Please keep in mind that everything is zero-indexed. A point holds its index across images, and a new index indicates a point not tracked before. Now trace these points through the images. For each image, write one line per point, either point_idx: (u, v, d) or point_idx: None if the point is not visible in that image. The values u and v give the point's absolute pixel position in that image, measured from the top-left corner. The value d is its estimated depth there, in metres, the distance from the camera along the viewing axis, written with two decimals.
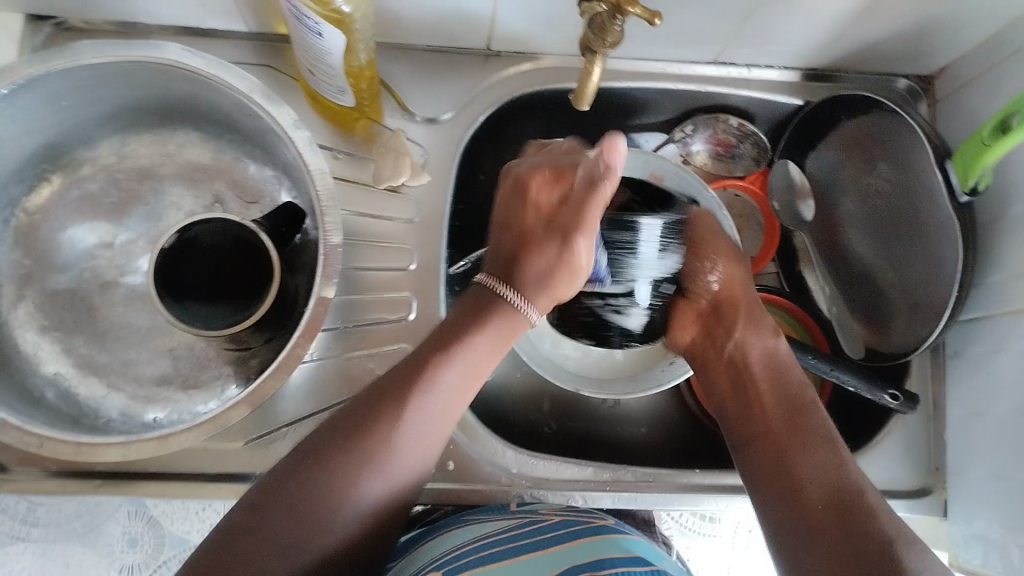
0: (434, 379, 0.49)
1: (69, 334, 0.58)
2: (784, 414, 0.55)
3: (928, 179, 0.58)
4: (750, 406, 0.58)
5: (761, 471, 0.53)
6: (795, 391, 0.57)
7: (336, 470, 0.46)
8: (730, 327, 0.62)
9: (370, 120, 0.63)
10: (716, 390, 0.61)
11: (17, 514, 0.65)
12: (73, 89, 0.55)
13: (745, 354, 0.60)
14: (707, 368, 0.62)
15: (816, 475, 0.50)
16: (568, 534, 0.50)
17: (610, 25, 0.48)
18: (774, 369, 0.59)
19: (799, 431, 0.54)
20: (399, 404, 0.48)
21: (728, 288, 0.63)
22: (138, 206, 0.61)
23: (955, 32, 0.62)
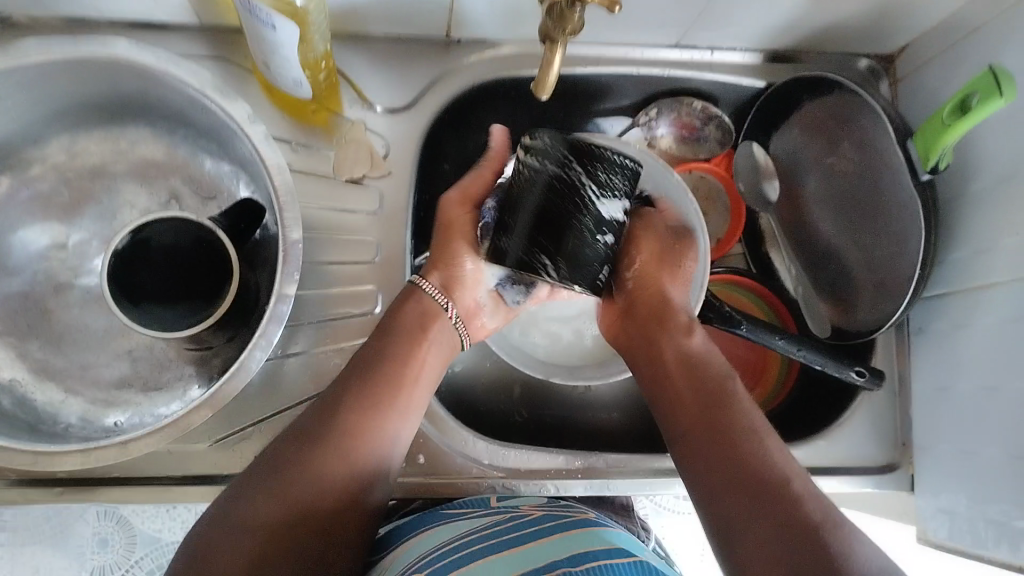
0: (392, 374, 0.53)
1: (24, 339, 0.56)
2: (713, 406, 0.52)
3: (891, 159, 0.59)
4: (687, 398, 0.54)
5: (703, 465, 0.50)
6: (726, 386, 0.54)
7: (320, 459, 0.48)
8: (671, 329, 0.59)
9: (329, 112, 0.62)
10: (660, 384, 0.57)
11: None
12: (18, 88, 0.53)
13: (682, 354, 0.57)
14: (652, 362, 0.58)
15: (757, 459, 0.48)
16: (548, 530, 0.50)
17: (568, 13, 0.47)
18: (705, 372, 0.55)
19: (725, 413, 0.51)
20: (385, 405, 0.52)
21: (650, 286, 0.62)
22: (90, 206, 0.60)
23: (913, 10, 0.62)
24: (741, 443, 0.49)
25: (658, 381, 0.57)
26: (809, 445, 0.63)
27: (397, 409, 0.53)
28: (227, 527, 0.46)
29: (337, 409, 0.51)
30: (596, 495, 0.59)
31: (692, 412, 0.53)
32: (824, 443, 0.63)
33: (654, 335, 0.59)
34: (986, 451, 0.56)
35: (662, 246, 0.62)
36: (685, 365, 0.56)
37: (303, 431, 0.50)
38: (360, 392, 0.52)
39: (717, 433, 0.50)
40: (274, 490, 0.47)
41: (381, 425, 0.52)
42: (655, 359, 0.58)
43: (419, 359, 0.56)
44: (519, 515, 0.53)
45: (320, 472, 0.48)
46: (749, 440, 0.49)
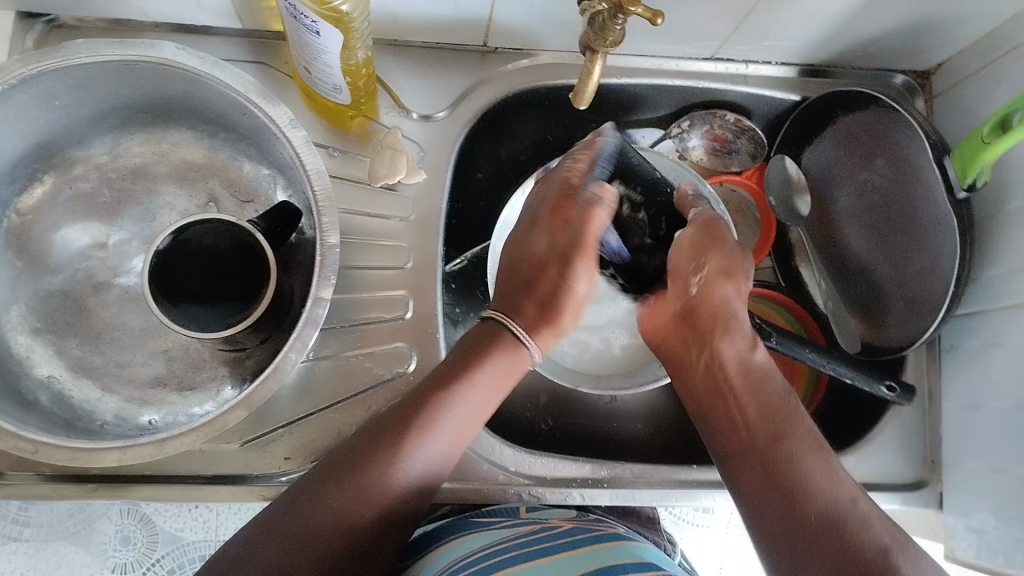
0: (431, 414, 0.49)
1: (62, 336, 0.57)
2: (766, 424, 0.49)
3: (926, 176, 0.58)
4: (730, 415, 0.51)
5: (755, 493, 0.48)
6: (773, 395, 0.51)
7: (367, 477, 0.47)
8: (710, 341, 0.53)
9: (365, 119, 0.63)
10: (692, 396, 0.55)
11: (10, 513, 0.65)
12: (65, 89, 0.55)
13: (723, 366, 0.53)
14: (684, 376, 0.55)
15: (812, 484, 0.46)
16: (581, 541, 0.50)
17: (611, 24, 0.48)
18: (753, 377, 0.52)
19: (773, 442, 0.48)
20: (440, 412, 0.50)
21: (709, 295, 0.54)
22: (131, 207, 0.61)
23: (951, 27, 0.62)
24: (785, 464, 0.47)
25: (696, 397, 0.54)
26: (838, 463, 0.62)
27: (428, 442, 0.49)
28: (280, 551, 0.44)
29: (375, 448, 0.47)
30: (621, 505, 0.58)
31: (738, 433, 0.50)
32: (852, 460, 0.63)
33: (689, 350, 0.55)
34: (1019, 472, 0.55)
35: (716, 271, 0.54)
36: (717, 380, 0.53)
37: (346, 455, 0.48)
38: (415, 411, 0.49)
39: (763, 458, 0.48)
40: (331, 508, 0.46)
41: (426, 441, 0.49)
42: (684, 374, 0.55)
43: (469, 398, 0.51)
44: (547, 527, 0.53)
45: (364, 488, 0.46)
46: (798, 455, 0.47)
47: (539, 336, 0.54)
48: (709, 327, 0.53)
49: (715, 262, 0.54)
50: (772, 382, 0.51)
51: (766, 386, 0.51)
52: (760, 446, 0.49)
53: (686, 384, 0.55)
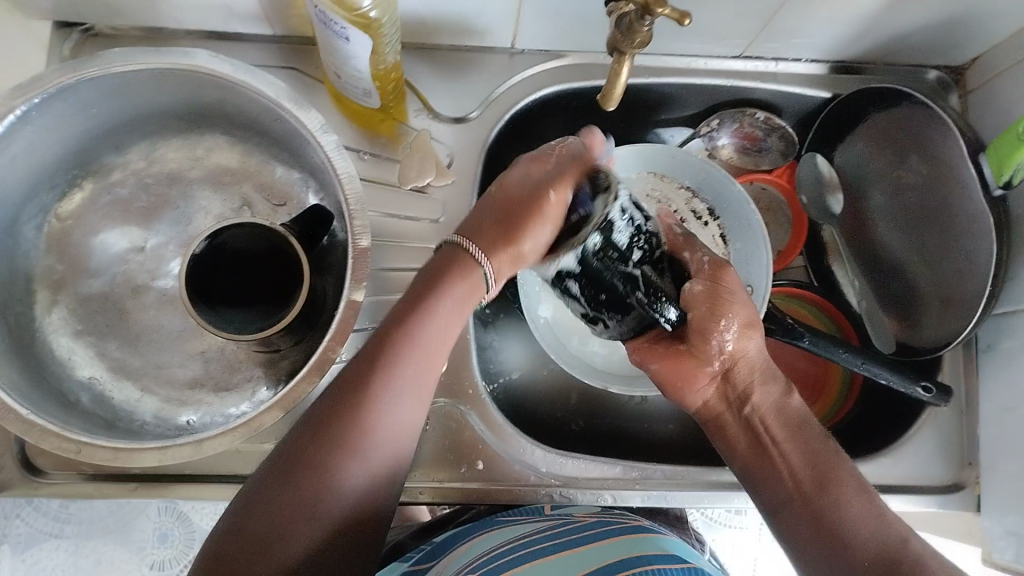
0: (374, 392, 0.48)
1: (102, 338, 0.58)
2: (810, 469, 0.50)
3: (961, 174, 0.57)
4: (772, 466, 0.51)
5: (805, 540, 0.48)
6: (814, 440, 0.51)
7: (331, 452, 0.46)
8: (747, 394, 0.54)
9: (395, 121, 0.63)
10: (732, 453, 0.54)
11: (50, 511, 0.65)
12: (102, 97, 0.56)
13: (762, 417, 0.53)
14: (724, 435, 0.55)
15: (861, 528, 0.47)
16: (607, 532, 0.50)
17: (638, 26, 0.47)
18: (792, 423, 0.52)
19: (827, 487, 0.49)
20: (376, 387, 0.48)
21: (742, 346, 0.54)
22: (166, 211, 0.62)
23: (986, 22, 0.61)
24: (835, 510, 0.48)
25: (736, 455, 0.54)
26: (871, 463, 0.62)
27: (374, 419, 0.47)
28: (254, 531, 0.44)
29: (324, 431, 0.46)
30: (652, 505, 0.58)
31: (785, 483, 0.50)
32: (887, 460, 0.62)
33: (728, 405, 0.55)
34: None
35: (745, 319, 0.54)
36: (757, 431, 0.53)
37: (306, 435, 0.46)
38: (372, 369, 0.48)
39: (810, 506, 0.49)
40: (303, 488, 0.45)
41: (383, 392, 0.48)
42: (722, 433, 0.55)
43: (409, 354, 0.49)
44: (567, 522, 0.53)
45: (325, 461, 0.46)
46: (846, 500, 0.48)
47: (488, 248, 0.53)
48: (746, 379, 0.54)
49: (740, 314, 0.54)
50: (808, 427, 0.52)
51: (805, 431, 0.52)
52: (807, 494, 0.49)
53: (725, 442, 0.54)
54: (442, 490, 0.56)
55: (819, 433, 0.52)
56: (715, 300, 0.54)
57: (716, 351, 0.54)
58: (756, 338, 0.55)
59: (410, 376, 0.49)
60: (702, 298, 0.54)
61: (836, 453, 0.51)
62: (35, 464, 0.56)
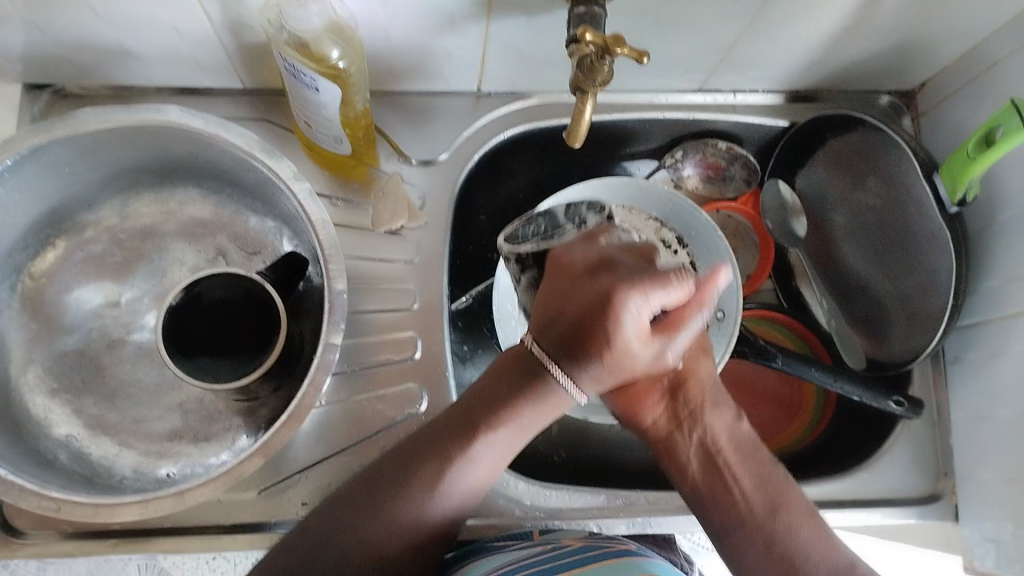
0: (461, 446, 0.49)
1: (79, 397, 0.58)
2: (764, 495, 0.52)
3: (916, 193, 0.60)
4: (727, 489, 0.53)
5: (755, 563, 0.50)
6: (765, 466, 0.53)
7: (397, 490, 0.48)
8: (700, 412, 0.55)
9: (365, 167, 0.64)
10: (684, 476, 0.55)
11: (24, 574, 0.60)
12: (74, 155, 0.56)
13: (716, 441, 0.55)
14: (674, 457, 0.55)
15: (809, 553, 0.49)
16: (589, 559, 0.49)
17: (599, 65, 0.49)
18: (744, 448, 0.54)
19: (781, 512, 0.51)
20: (462, 443, 0.49)
21: (694, 368, 0.57)
22: (141, 264, 0.63)
23: (932, 47, 0.64)
24: (786, 534, 0.50)
25: (689, 478, 0.54)
26: (852, 478, 0.62)
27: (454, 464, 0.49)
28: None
29: (399, 466, 0.49)
30: (638, 533, 0.59)
31: (739, 506, 0.52)
32: (865, 475, 0.62)
33: (677, 426, 0.56)
34: None
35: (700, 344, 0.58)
36: (710, 455, 0.54)
37: (360, 480, 0.49)
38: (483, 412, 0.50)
39: (764, 531, 0.50)
40: (349, 546, 0.47)
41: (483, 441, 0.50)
42: (672, 456, 0.56)
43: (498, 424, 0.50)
44: (559, 546, 0.52)
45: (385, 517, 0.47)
46: (797, 524, 0.50)
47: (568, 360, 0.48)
48: (697, 398, 0.56)
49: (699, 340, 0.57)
50: (763, 454, 0.54)
51: (759, 458, 0.54)
52: (762, 517, 0.51)
53: (676, 465, 0.55)
54: None
55: (773, 462, 0.54)
56: None
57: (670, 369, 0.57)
58: (708, 360, 0.58)
59: (498, 440, 0.50)
60: None
61: (794, 486, 0.53)
62: (13, 525, 0.55)
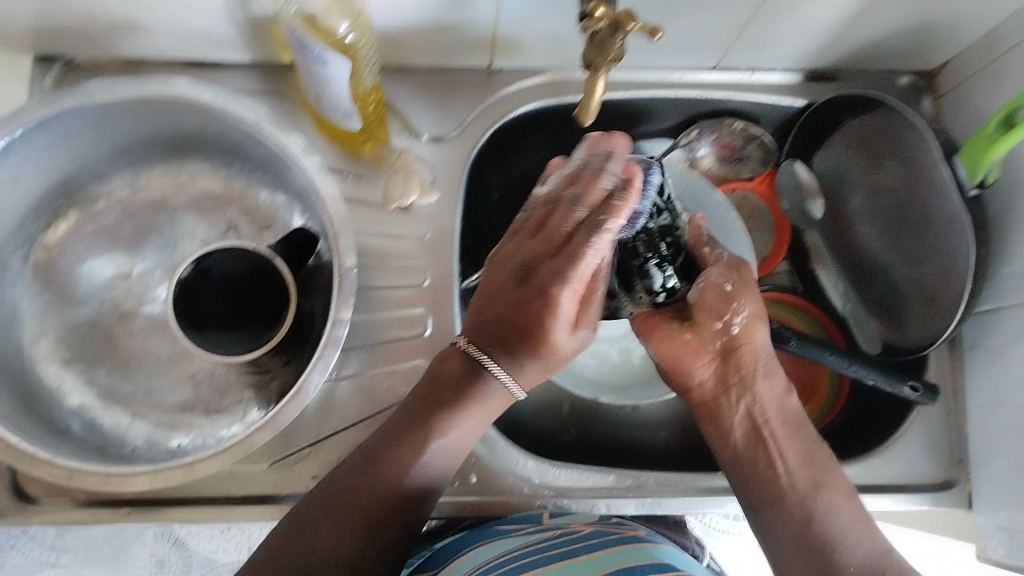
0: (409, 459, 0.50)
1: (93, 363, 0.58)
2: (806, 473, 0.50)
3: (935, 175, 0.59)
4: (769, 462, 0.51)
5: (787, 541, 0.49)
6: (811, 443, 0.52)
7: (383, 481, 0.49)
8: (751, 382, 0.53)
9: (378, 142, 0.63)
10: (726, 444, 0.54)
11: (45, 540, 0.65)
12: (86, 125, 0.56)
13: (763, 412, 0.53)
14: (717, 421, 0.54)
15: (847, 537, 0.47)
16: (603, 543, 0.50)
17: (611, 41, 0.48)
18: (790, 422, 0.53)
19: (820, 491, 0.49)
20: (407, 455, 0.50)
21: (750, 335, 0.53)
22: (153, 236, 0.62)
23: (955, 26, 0.62)
24: (825, 515, 0.48)
25: (732, 446, 0.53)
26: (864, 463, 0.62)
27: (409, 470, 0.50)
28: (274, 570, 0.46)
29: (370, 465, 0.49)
30: (647, 513, 0.59)
31: (779, 481, 0.51)
32: (878, 460, 0.62)
33: (725, 392, 0.54)
34: None
35: (758, 309, 0.54)
36: (755, 426, 0.53)
37: (365, 468, 0.49)
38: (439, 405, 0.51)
39: (801, 509, 0.49)
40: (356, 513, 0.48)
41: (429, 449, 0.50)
42: (716, 420, 0.54)
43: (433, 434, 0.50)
44: (566, 531, 0.53)
45: (376, 490, 0.49)
46: (836, 504, 0.49)
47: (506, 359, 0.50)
48: (749, 366, 0.53)
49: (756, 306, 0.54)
50: (807, 430, 0.53)
51: (803, 434, 0.52)
52: (800, 495, 0.50)
53: (717, 429, 0.54)
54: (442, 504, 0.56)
55: (816, 439, 0.53)
56: (745, 284, 0.54)
57: (723, 332, 0.53)
58: (765, 327, 0.54)
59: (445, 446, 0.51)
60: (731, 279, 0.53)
61: (835, 465, 0.51)
62: (27, 493, 0.56)
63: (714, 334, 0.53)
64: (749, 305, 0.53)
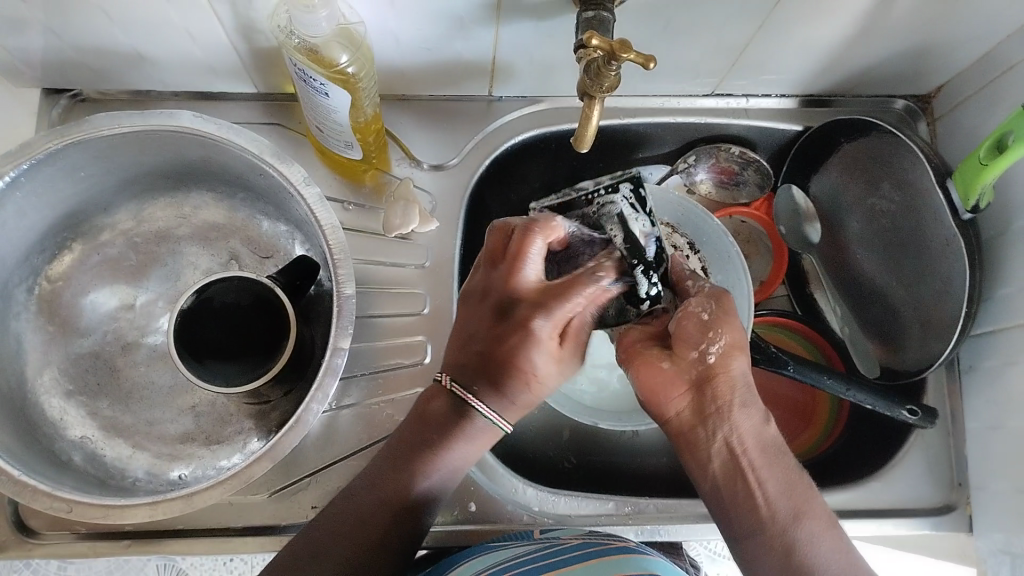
0: (398, 493, 0.49)
1: (95, 397, 0.59)
2: (786, 502, 0.49)
3: (931, 199, 0.59)
4: (749, 492, 0.49)
5: (769, 571, 0.47)
6: (792, 472, 0.50)
7: (378, 510, 0.48)
8: (727, 412, 0.50)
9: (377, 171, 0.65)
10: (705, 472, 0.52)
11: (47, 573, 0.63)
12: (88, 160, 0.57)
13: (741, 441, 0.50)
14: (695, 451, 0.52)
15: (826, 570, 0.46)
16: (589, 554, 0.48)
17: (606, 71, 0.48)
18: (769, 451, 0.50)
19: (800, 522, 0.48)
20: (392, 490, 0.49)
21: (726, 365, 0.51)
22: (155, 267, 0.63)
23: (948, 51, 0.63)
24: (806, 545, 0.47)
25: (710, 476, 0.51)
26: (863, 487, 0.62)
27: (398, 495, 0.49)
28: None
29: (367, 499, 0.49)
30: (647, 540, 0.59)
31: (758, 512, 0.49)
32: (878, 485, 0.62)
33: (701, 422, 0.51)
34: None
35: (739, 340, 0.51)
36: (734, 456, 0.50)
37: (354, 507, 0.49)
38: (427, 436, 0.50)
39: (782, 540, 0.48)
40: (341, 554, 0.47)
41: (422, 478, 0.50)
42: (694, 449, 0.52)
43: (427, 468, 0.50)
44: (554, 544, 0.52)
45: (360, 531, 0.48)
46: (815, 533, 0.48)
47: (493, 397, 0.51)
48: (724, 397, 0.51)
49: (734, 337, 0.51)
50: (789, 458, 0.51)
51: (785, 462, 0.50)
52: (780, 525, 0.48)
53: (696, 460, 0.52)
54: (435, 534, 0.57)
55: (798, 467, 0.51)
56: (721, 317, 0.52)
57: (699, 362, 0.51)
58: (746, 358, 0.52)
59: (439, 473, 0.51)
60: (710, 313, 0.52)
61: (816, 493, 0.50)
62: (30, 524, 0.56)
63: (690, 362, 0.51)
64: (724, 336, 0.51)
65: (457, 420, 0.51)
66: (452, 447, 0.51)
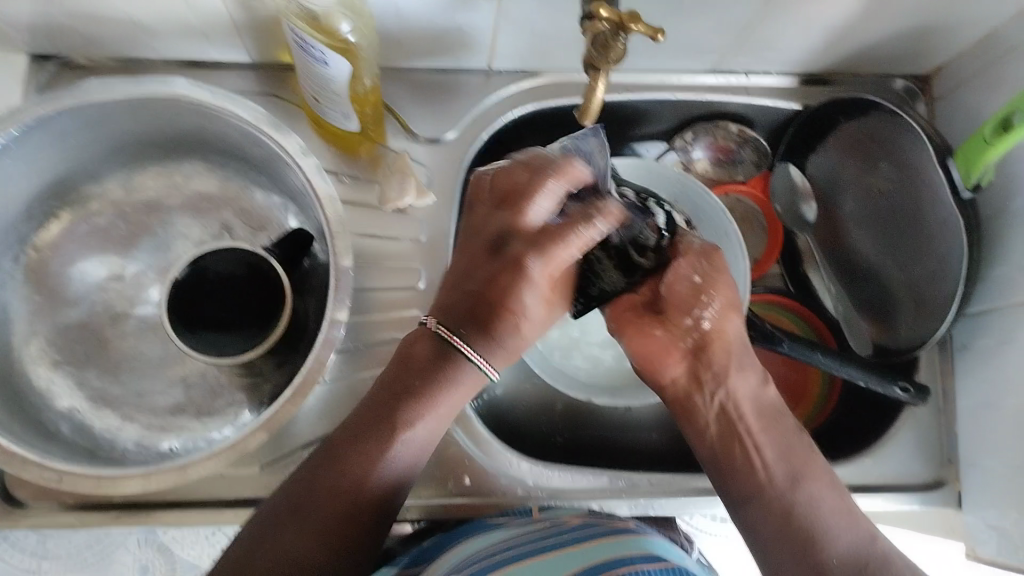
0: (375, 451, 0.47)
1: (83, 368, 0.58)
2: (785, 465, 0.50)
3: (929, 177, 0.59)
4: (748, 456, 0.51)
5: (770, 535, 0.49)
6: (789, 434, 0.52)
7: (354, 469, 0.47)
8: (724, 376, 0.53)
9: (373, 143, 0.63)
10: (702, 439, 0.54)
11: (26, 546, 0.63)
12: (80, 127, 0.56)
13: (736, 404, 0.53)
14: (692, 418, 0.54)
15: (828, 531, 0.47)
16: (592, 534, 0.48)
17: (613, 43, 0.47)
18: (765, 416, 0.53)
19: (800, 486, 0.49)
20: (375, 448, 0.48)
21: (722, 331, 0.53)
22: (145, 238, 0.62)
23: (950, 31, 0.63)
24: (806, 507, 0.48)
25: (708, 443, 0.53)
26: (854, 465, 0.62)
27: (371, 454, 0.47)
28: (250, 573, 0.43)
29: (336, 462, 0.47)
30: (640, 513, 0.59)
31: (756, 477, 0.50)
32: (870, 463, 0.62)
33: (697, 387, 0.54)
34: None
35: (733, 300, 0.54)
36: (729, 418, 0.53)
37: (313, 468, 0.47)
38: (419, 379, 0.50)
39: (782, 504, 0.49)
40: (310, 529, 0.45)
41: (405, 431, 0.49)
42: (692, 417, 0.54)
43: (417, 416, 0.49)
44: (555, 523, 0.51)
45: (335, 492, 0.46)
46: (817, 496, 0.49)
47: (481, 338, 0.50)
48: (722, 361, 0.53)
49: (727, 300, 0.54)
50: (786, 420, 0.53)
51: (783, 424, 0.52)
52: (779, 489, 0.49)
53: (692, 424, 0.54)
54: (428, 507, 0.56)
55: (795, 430, 0.53)
56: (709, 278, 0.54)
57: (694, 329, 0.54)
58: (738, 320, 0.54)
59: (420, 427, 0.49)
60: (703, 271, 0.54)
61: (816, 455, 0.52)
62: (15, 496, 0.55)
63: (686, 332, 0.54)
64: (718, 302, 0.53)
65: (443, 363, 0.50)
66: (440, 394, 0.50)
